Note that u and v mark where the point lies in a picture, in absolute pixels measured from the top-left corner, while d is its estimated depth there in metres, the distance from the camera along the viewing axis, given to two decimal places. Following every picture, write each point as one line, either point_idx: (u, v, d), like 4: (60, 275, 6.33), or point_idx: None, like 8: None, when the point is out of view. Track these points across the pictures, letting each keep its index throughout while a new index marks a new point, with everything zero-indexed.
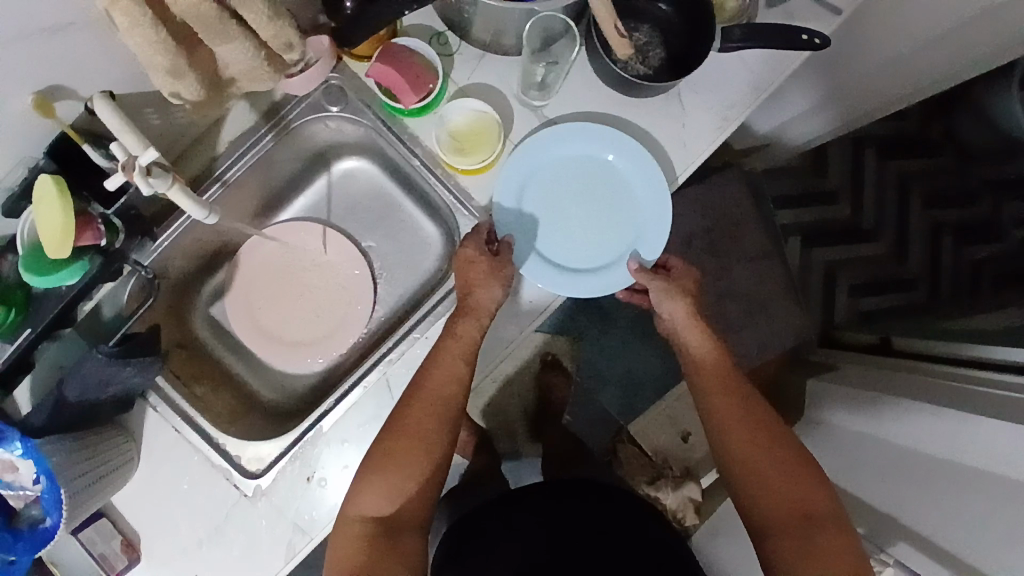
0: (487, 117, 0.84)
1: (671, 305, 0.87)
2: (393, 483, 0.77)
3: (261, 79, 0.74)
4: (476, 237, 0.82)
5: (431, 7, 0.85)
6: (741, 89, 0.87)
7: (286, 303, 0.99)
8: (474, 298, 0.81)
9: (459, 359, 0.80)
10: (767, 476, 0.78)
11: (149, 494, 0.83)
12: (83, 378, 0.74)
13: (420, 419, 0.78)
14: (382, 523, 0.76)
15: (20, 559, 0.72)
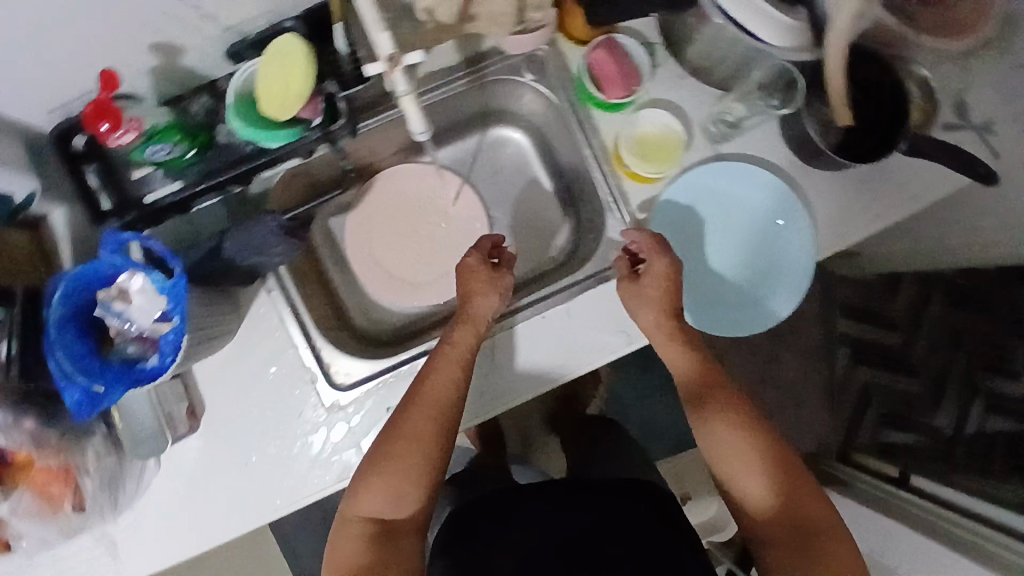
0: (675, 133, 0.87)
1: (640, 310, 0.78)
2: (392, 485, 0.68)
3: (500, 27, 0.76)
4: (478, 249, 0.82)
5: (654, 19, 0.87)
6: (900, 197, 0.87)
7: (401, 240, 0.98)
8: (471, 307, 0.78)
9: (456, 365, 0.74)
10: (766, 504, 0.68)
11: (230, 371, 0.81)
12: (246, 238, 0.74)
13: (421, 416, 0.70)
14: (384, 527, 0.67)
15: (108, 391, 0.64)
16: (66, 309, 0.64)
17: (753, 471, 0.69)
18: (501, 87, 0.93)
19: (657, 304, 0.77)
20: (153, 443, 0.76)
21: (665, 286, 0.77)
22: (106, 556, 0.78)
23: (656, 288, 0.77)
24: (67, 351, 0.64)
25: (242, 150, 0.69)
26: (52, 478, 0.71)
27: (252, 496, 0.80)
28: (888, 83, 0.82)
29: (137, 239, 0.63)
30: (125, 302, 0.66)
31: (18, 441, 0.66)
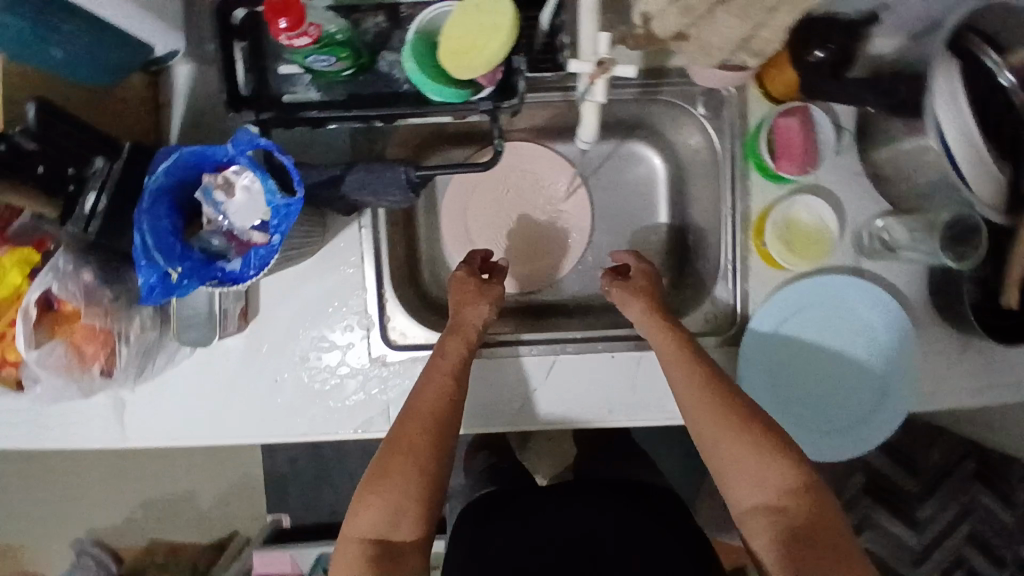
0: (826, 231, 0.80)
1: (626, 304, 0.78)
2: (391, 502, 0.60)
3: (707, 59, 0.68)
4: (466, 265, 0.79)
5: (854, 109, 0.80)
6: (1015, 379, 0.82)
7: (498, 217, 0.94)
8: (462, 316, 0.73)
9: (448, 374, 0.67)
10: (755, 476, 0.63)
11: (291, 288, 0.78)
12: (374, 177, 0.66)
13: (413, 426, 0.63)
14: (384, 547, 0.59)
15: (183, 277, 0.60)
16: (168, 182, 0.61)
17: (738, 436, 0.65)
18: (666, 110, 0.86)
19: (644, 296, 0.78)
20: (200, 334, 0.72)
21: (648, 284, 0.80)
22: (113, 418, 0.76)
23: (641, 285, 0.79)
24: (153, 225, 0.60)
25: (398, 89, 0.65)
26: (89, 336, 0.67)
27: (271, 414, 0.78)
28: None
29: (274, 148, 0.57)
30: (227, 196, 0.62)
31: (71, 292, 0.63)
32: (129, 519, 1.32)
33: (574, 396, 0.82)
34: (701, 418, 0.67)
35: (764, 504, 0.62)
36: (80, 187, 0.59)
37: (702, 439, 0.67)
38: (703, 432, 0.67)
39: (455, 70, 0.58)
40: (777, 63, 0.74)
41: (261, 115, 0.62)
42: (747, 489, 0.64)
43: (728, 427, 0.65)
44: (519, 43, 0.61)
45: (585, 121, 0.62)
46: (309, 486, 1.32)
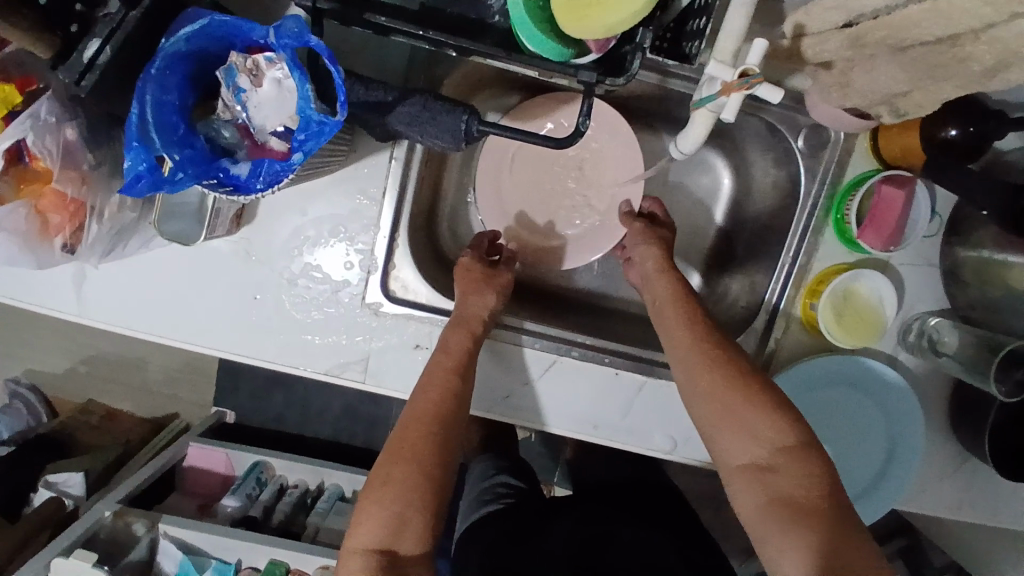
0: (882, 315, 0.72)
1: (641, 251, 0.74)
2: (394, 511, 0.54)
3: (842, 99, 0.59)
4: (473, 252, 0.75)
5: (954, 199, 0.73)
6: (998, 511, 0.79)
7: (539, 187, 0.83)
8: (465, 306, 0.69)
9: (453, 372, 0.63)
10: (740, 426, 0.57)
11: (295, 201, 0.69)
12: (425, 117, 0.56)
13: (416, 424, 0.59)
14: (390, 561, 0.53)
15: (176, 165, 0.49)
16: (188, 49, 0.50)
17: (723, 383, 0.59)
18: (758, 132, 0.76)
19: (660, 246, 0.73)
20: (185, 229, 0.64)
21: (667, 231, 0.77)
22: (70, 287, 0.68)
23: (660, 235, 0.75)
24: (157, 96, 0.49)
25: (488, 19, 0.54)
26: (57, 205, 0.57)
27: (242, 330, 0.70)
28: None
29: (323, 53, 0.44)
30: (254, 85, 0.51)
31: (48, 149, 0.52)
32: (72, 370, 1.29)
33: (564, 405, 0.76)
34: (692, 372, 0.62)
35: (752, 457, 0.56)
36: (85, 30, 0.48)
37: (688, 391, 0.62)
38: (689, 382, 0.62)
39: (574, 30, 0.48)
40: (905, 126, 0.66)
41: (319, 2, 0.49)
42: (732, 441, 0.57)
43: (723, 377, 0.59)
44: (650, 16, 0.50)
45: (692, 130, 0.54)
46: (260, 388, 1.28)
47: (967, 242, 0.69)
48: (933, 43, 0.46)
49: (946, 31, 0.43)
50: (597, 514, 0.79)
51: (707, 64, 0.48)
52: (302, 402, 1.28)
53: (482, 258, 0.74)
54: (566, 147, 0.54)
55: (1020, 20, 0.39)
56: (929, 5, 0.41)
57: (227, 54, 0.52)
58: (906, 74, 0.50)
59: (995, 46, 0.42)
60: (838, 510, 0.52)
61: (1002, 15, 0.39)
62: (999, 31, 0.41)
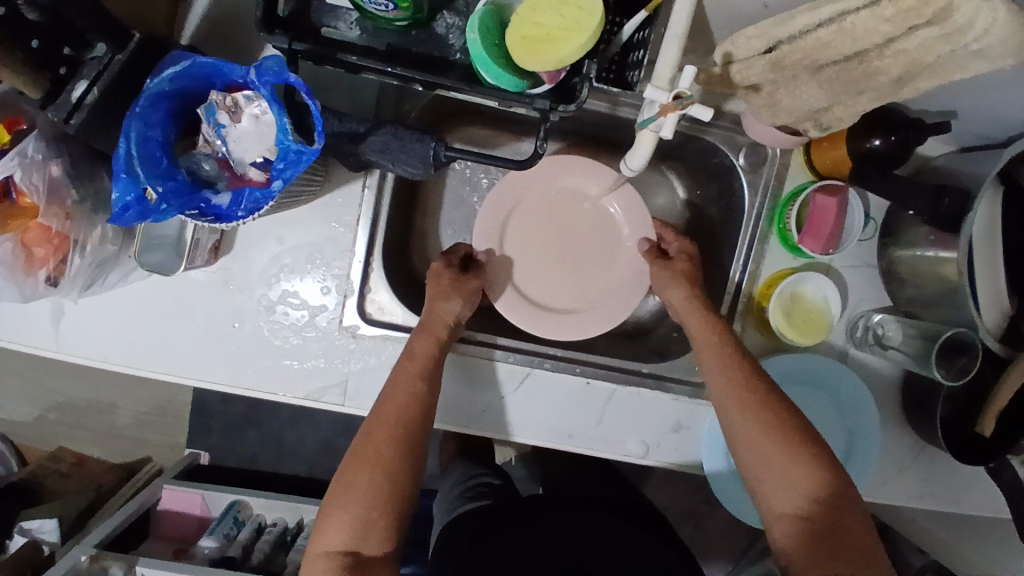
0: (829, 313, 0.78)
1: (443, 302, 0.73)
2: (358, 516, 0.60)
3: (771, 118, 0.66)
4: (446, 257, 0.78)
5: (887, 204, 0.79)
6: (950, 495, 0.84)
7: (543, 234, 0.83)
8: (431, 313, 0.72)
9: (418, 375, 0.67)
10: (778, 470, 0.62)
11: (269, 232, 0.72)
12: (399, 147, 0.61)
13: (384, 434, 0.64)
14: (356, 559, 0.59)
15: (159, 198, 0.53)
16: (171, 88, 0.53)
17: (760, 416, 0.64)
18: (705, 152, 0.83)
19: (685, 283, 0.76)
20: (165, 260, 0.67)
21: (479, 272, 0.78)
22: (48, 321, 0.69)
23: (681, 266, 0.78)
24: (142, 132, 0.53)
25: (450, 57, 0.60)
26: (40, 238, 0.62)
27: (221, 357, 0.72)
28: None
29: (301, 88, 0.48)
30: (233, 120, 0.55)
31: (35, 184, 0.58)
32: (40, 417, 1.26)
33: (540, 414, 0.79)
34: (724, 405, 0.67)
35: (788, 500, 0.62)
36: (73, 72, 0.54)
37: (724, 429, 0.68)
38: (726, 418, 0.67)
39: (525, 65, 0.54)
40: (833, 139, 0.73)
41: (294, 43, 0.53)
42: (773, 489, 0.63)
43: (744, 402, 0.66)
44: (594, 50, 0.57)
45: (637, 149, 0.60)
46: (234, 427, 1.27)
47: (901, 242, 0.76)
48: (841, 63, 0.53)
49: (853, 49, 0.50)
50: (566, 515, 0.85)
51: (647, 88, 0.54)
52: (278, 438, 1.27)
53: (455, 263, 0.77)
54: (528, 168, 0.59)
55: (916, 33, 0.45)
56: (835, 28, 0.48)
57: (208, 91, 0.56)
58: (825, 90, 0.57)
59: (899, 58, 0.49)
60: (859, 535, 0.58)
61: (899, 30, 0.46)
62: (900, 44, 0.47)
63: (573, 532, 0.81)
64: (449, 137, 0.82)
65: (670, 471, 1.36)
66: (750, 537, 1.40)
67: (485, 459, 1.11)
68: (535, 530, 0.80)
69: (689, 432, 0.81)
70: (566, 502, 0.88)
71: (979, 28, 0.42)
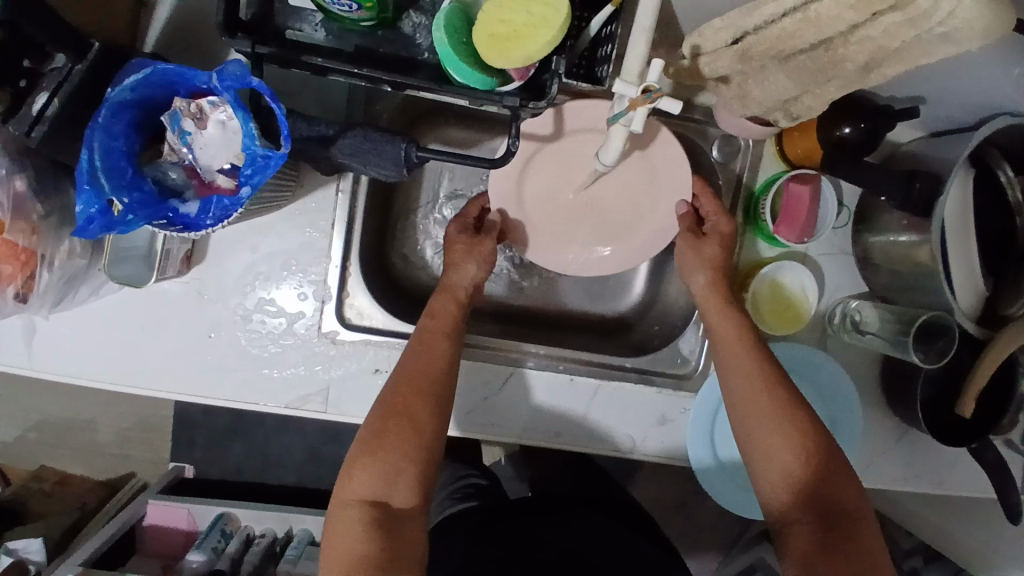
0: (807, 302, 0.79)
1: (460, 267, 0.72)
2: (388, 466, 0.61)
3: (742, 110, 0.67)
4: (459, 219, 0.76)
5: (860, 191, 0.80)
6: (933, 476, 0.85)
7: (565, 196, 0.77)
8: (449, 275, 0.72)
9: (442, 333, 0.68)
10: (767, 451, 0.64)
11: (242, 239, 0.71)
12: (368, 147, 0.60)
13: (414, 386, 0.64)
14: (385, 510, 0.61)
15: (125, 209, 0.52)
16: (133, 97, 0.52)
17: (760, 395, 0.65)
18: (679, 146, 0.83)
19: (711, 269, 0.73)
20: (137, 272, 0.65)
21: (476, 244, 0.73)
22: (18, 340, 0.67)
23: (710, 252, 0.73)
24: (105, 143, 0.52)
25: (418, 56, 0.59)
26: (7, 253, 0.59)
27: (197, 368, 0.71)
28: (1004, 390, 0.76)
29: (265, 92, 0.47)
30: (198, 127, 0.54)
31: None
32: (18, 438, 1.24)
33: (542, 393, 0.79)
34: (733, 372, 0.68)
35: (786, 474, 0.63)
36: (33, 85, 0.52)
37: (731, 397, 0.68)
38: (731, 383, 0.68)
39: (493, 61, 0.53)
40: (804, 128, 0.73)
41: (257, 46, 0.52)
42: (772, 467, 0.64)
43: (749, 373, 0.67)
44: (562, 45, 0.56)
45: (611, 143, 0.59)
46: (220, 439, 1.25)
47: (875, 228, 0.77)
48: (808, 52, 0.53)
49: (819, 37, 0.50)
50: (555, 516, 0.84)
51: (614, 83, 0.53)
52: (264, 449, 1.26)
53: (469, 227, 0.75)
54: (500, 166, 0.58)
55: (881, 18, 0.46)
56: (800, 17, 0.48)
57: (172, 100, 0.56)
58: (794, 80, 0.57)
59: (865, 44, 0.49)
60: (849, 514, 0.61)
61: (864, 16, 0.46)
62: (865, 30, 0.48)
63: (562, 533, 0.80)
64: (423, 139, 0.81)
65: (659, 465, 1.37)
66: (740, 526, 1.41)
67: (472, 460, 1.11)
68: (524, 532, 0.80)
69: (675, 425, 0.82)
70: (553, 504, 0.88)
71: (943, 11, 0.43)
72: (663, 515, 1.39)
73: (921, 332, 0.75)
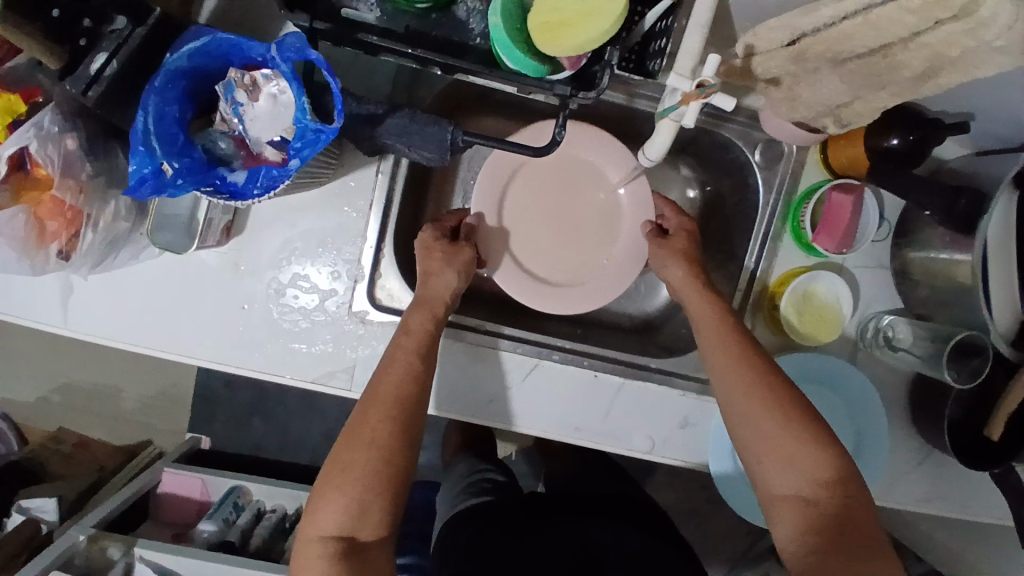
0: (841, 313, 0.78)
1: (436, 276, 0.71)
2: (353, 500, 0.60)
3: (789, 114, 0.66)
4: (435, 227, 0.75)
5: (902, 204, 0.79)
6: (956, 499, 0.83)
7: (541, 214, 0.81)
8: (426, 286, 0.70)
9: (415, 356, 0.66)
10: (791, 454, 0.61)
11: (281, 214, 0.71)
12: (416, 131, 0.61)
13: (381, 414, 0.62)
14: (351, 543, 0.60)
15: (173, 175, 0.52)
16: (188, 66, 0.53)
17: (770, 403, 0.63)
18: (720, 148, 0.82)
19: (684, 259, 0.74)
20: (176, 239, 0.66)
21: (453, 252, 0.72)
22: (58, 300, 0.69)
23: (679, 245, 0.76)
24: (159, 108, 0.52)
25: (469, 40, 0.59)
26: (54, 211, 0.61)
27: (228, 339, 0.71)
28: None
29: (322, 66, 0.48)
30: (250, 99, 0.55)
31: (50, 157, 0.58)
32: (46, 398, 1.26)
33: (537, 419, 0.79)
34: (731, 380, 0.66)
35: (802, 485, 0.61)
36: (92, 45, 0.52)
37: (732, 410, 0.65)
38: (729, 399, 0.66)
39: (545, 48, 0.53)
40: (850, 137, 0.72)
41: (315, 22, 0.53)
42: (786, 475, 0.61)
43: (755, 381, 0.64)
44: (615, 37, 0.56)
45: (657, 139, 0.60)
46: (239, 413, 1.27)
47: (915, 243, 0.76)
48: (864, 57, 0.52)
49: (877, 42, 0.49)
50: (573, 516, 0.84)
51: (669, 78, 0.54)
52: (280, 426, 1.27)
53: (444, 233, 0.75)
54: (543, 155, 0.59)
55: (942, 27, 0.45)
56: (860, 20, 0.48)
57: (224, 70, 0.56)
58: (847, 85, 0.56)
59: (924, 52, 0.48)
60: (871, 540, 0.58)
61: (926, 23, 0.45)
62: (925, 37, 0.47)
63: (578, 533, 0.80)
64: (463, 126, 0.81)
65: (672, 470, 1.36)
66: (753, 538, 1.40)
67: (487, 453, 1.11)
68: (540, 530, 0.80)
69: (697, 429, 0.81)
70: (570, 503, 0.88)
71: (1004, 23, 0.42)
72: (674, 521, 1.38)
73: (954, 352, 0.74)
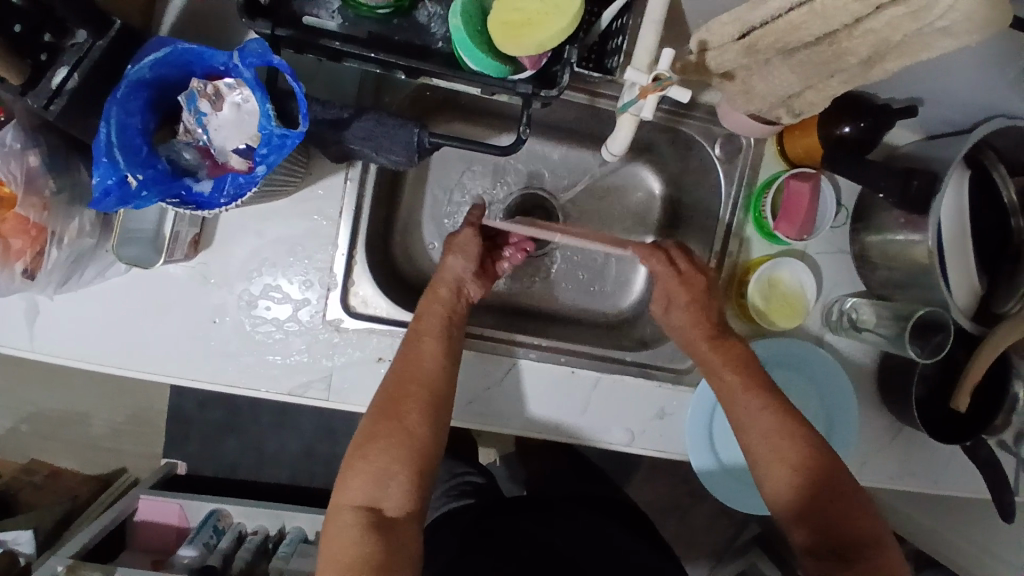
0: (806, 298, 0.80)
1: (453, 262, 0.75)
2: (379, 469, 0.62)
3: (745, 106, 0.68)
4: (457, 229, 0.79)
5: (857, 190, 0.82)
6: (926, 473, 0.86)
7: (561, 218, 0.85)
8: (441, 276, 0.74)
9: (434, 336, 0.69)
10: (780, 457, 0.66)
11: (250, 225, 0.71)
12: (381, 135, 0.62)
13: (406, 394, 0.65)
14: (378, 515, 0.61)
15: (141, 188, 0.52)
16: (150, 76, 0.53)
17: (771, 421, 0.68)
18: (681, 144, 0.84)
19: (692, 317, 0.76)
20: (143, 254, 0.65)
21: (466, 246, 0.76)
22: (23, 323, 0.67)
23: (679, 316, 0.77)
24: (121, 119, 0.52)
25: (432, 44, 0.60)
26: (18, 228, 0.60)
27: (198, 352, 0.71)
28: (995, 387, 0.78)
29: (285, 71, 0.48)
30: (214, 109, 0.55)
31: (12, 173, 0.57)
32: (11, 430, 1.22)
33: (535, 403, 0.79)
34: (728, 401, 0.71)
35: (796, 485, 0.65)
36: (53, 59, 0.52)
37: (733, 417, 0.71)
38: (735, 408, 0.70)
39: (506, 48, 0.54)
40: (804, 126, 0.75)
41: (276, 29, 0.53)
42: (779, 478, 0.66)
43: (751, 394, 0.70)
44: (574, 35, 0.58)
45: (619, 134, 0.61)
46: (216, 435, 1.24)
47: (871, 227, 0.79)
48: (812, 46, 0.55)
49: (823, 30, 0.52)
50: (552, 515, 0.85)
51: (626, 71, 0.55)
52: (259, 445, 1.25)
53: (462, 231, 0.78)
54: (510, 154, 0.59)
55: (883, 11, 0.47)
56: (806, 10, 0.50)
57: (187, 80, 0.56)
58: (798, 74, 0.59)
59: (868, 38, 0.51)
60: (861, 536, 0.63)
61: (868, 9, 0.48)
62: (868, 23, 0.49)
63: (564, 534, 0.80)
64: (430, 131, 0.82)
65: (653, 466, 1.37)
66: (736, 529, 1.42)
67: (462, 455, 1.11)
68: (521, 531, 0.80)
69: (674, 419, 0.82)
70: (549, 503, 0.88)
71: (943, 5, 0.44)
72: (656, 518, 1.39)
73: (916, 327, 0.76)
